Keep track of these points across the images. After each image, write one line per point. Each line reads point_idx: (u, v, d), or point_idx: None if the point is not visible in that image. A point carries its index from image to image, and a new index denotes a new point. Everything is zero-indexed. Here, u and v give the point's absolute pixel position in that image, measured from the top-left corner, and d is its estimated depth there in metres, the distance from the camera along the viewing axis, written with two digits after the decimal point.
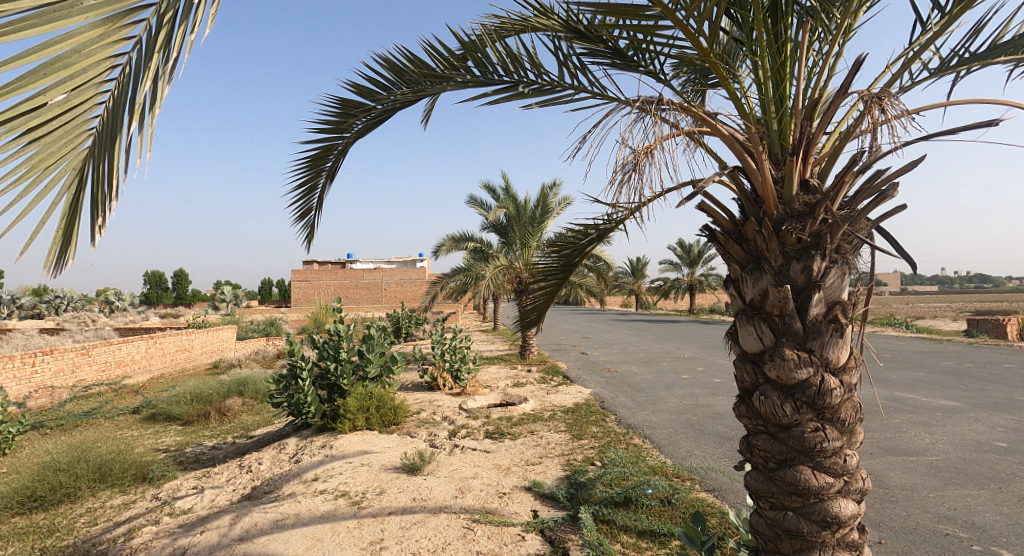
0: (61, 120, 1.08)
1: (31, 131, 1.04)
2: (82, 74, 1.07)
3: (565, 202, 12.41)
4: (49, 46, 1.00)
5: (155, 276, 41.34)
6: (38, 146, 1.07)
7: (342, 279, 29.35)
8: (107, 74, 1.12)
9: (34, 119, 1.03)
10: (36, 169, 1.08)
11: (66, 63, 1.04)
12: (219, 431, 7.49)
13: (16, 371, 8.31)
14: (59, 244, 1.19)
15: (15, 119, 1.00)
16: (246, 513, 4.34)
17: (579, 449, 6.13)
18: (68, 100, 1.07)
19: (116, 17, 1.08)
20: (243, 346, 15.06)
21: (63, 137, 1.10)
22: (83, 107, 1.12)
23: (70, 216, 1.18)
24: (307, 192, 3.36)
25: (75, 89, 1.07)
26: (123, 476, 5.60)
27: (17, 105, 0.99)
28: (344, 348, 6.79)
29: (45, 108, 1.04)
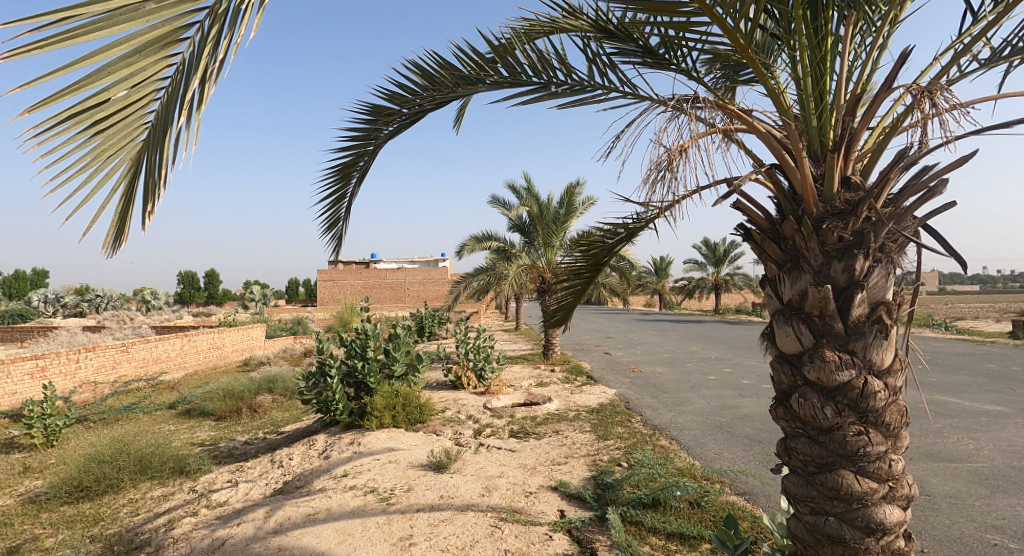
0: (123, 114, 1.14)
1: (94, 123, 1.10)
2: (143, 71, 1.12)
3: (588, 201, 12.37)
4: (114, 46, 1.05)
5: (189, 276, 42.80)
6: (101, 138, 1.13)
7: (366, 279, 29.74)
8: (163, 72, 1.17)
9: (98, 113, 1.09)
10: (98, 158, 1.15)
11: (128, 61, 1.09)
12: (250, 427, 7.70)
13: (62, 367, 8.73)
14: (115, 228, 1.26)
15: (82, 113, 1.06)
16: (279, 507, 4.45)
17: (605, 449, 6.10)
18: (128, 96, 1.13)
19: (175, 19, 1.13)
20: (272, 344, 15.46)
21: (123, 130, 1.16)
22: (142, 102, 1.18)
23: (125, 202, 1.25)
24: (338, 192, 3.42)
25: (135, 86, 1.13)
26: (162, 469, 5.82)
27: (84, 101, 1.06)
28: (371, 347, 6.91)
29: (108, 103, 1.10)
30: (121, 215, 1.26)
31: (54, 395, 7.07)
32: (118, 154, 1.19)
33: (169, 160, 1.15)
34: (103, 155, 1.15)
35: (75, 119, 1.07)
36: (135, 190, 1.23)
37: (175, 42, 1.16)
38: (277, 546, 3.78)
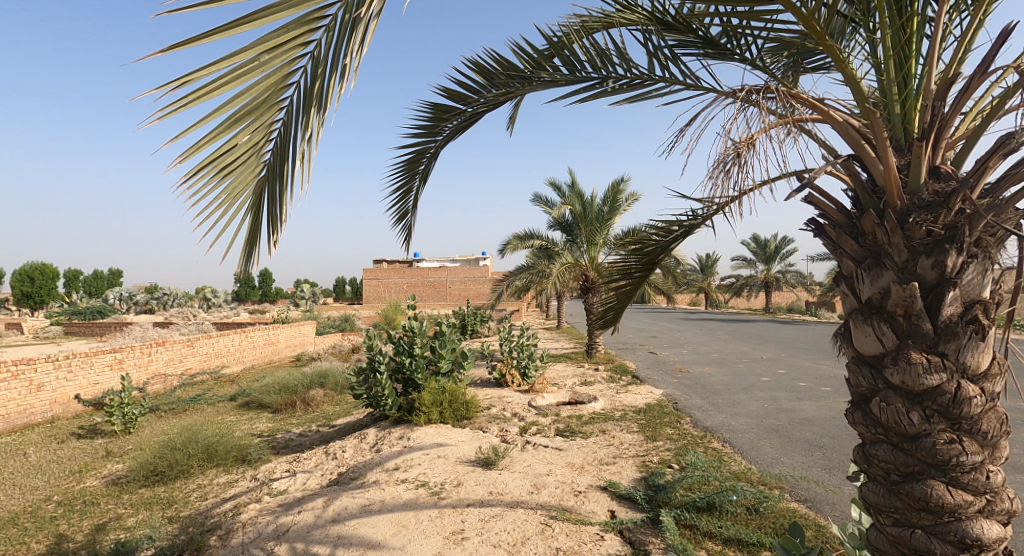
0: (247, 155, 1.31)
1: (226, 167, 1.28)
2: (262, 116, 1.27)
3: (632, 197, 12.15)
4: (236, 97, 1.20)
5: (244, 275, 45.12)
6: (230, 179, 1.32)
7: (409, 278, 30.33)
8: (276, 114, 1.31)
9: (227, 156, 1.27)
10: (231, 196, 1.34)
11: (250, 109, 1.23)
12: (304, 420, 8.04)
13: (137, 359, 9.42)
14: (248, 253, 1.50)
15: (217, 160, 1.24)
16: (336, 497, 4.62)
17: (654, 450, 5.98)
18: (251, 139, 1.28)
19: (285, 65, 1.24)
20: (322, 340, 16.06)
21: (248, 169, 1.34)
22: (261, 143, 1.33)
23: (252, 229, 1.45)
24: (403, 195, 3.52)
25: (256, 129, 1.28)
26: (226, 457, 6.17)
27: (217, 149, 1.24)
28: (418, 344, 7.01)
29: (235, 148, 1.27)
30: (251, 241, 1.48)
31: (131, 386, 7.61)
32: (245, 190, 1.37)
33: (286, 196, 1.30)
34: (234, 193, 1.34)
35: (210, 166, 1.25)
36: (261, 221, 1.43)
37: (284, 84, 1.29)
38: (336, 535, 3.93)
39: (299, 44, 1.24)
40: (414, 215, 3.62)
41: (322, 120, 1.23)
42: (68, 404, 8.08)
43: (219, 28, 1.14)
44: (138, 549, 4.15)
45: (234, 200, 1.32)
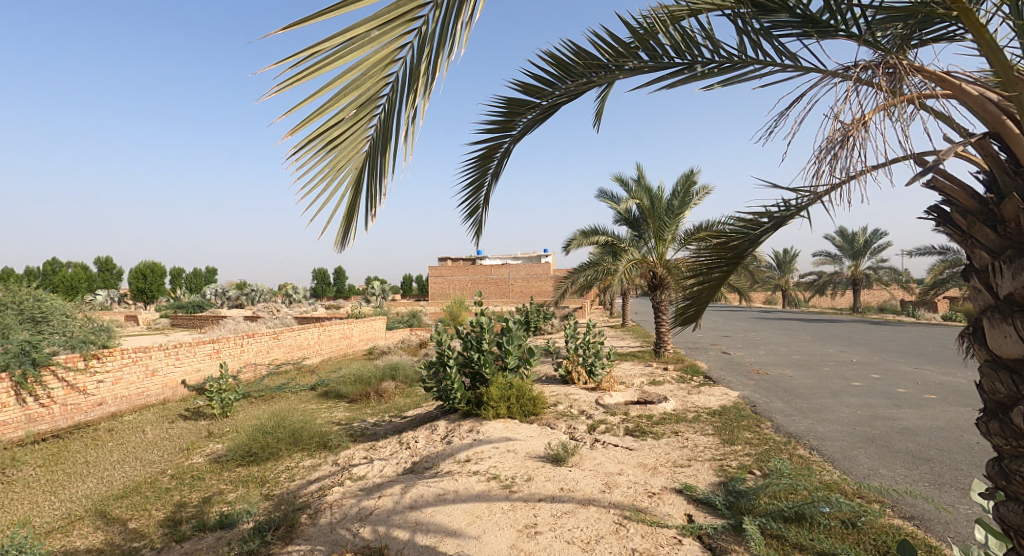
0: (351, 128, 1.37)
1: (332, 141, 1.35)
2: (369, 91, 1.32)
3: (704, 190, 11.59)
4: (347, 72, 1.25)
5: (322, 272, 47.93)
6: (335, 153, 1.40)
7: (473, 275, 30.80)
8: (381, 89, 1.36)
9: (334, 130, 1.34)
10: (334, 170, 1.42)
11: (358, 84, 1.29)
12: (378, 410, 8.41)
13: (232, 349, 10.27)
14: (344, 229, 1.59)
15: (324, 133, 1.32)
16: (413, 484, 4.78)
17: (733, 455, 5.68)
18: (356, 114, 1.34)
19: (393, 41, 1.29)
20: (392, 335, 16.71)
21: (352, 144, 1.41)
22: (365, 119, 1.39)
23: (351, 206, 1.53)
24: (474, 190, 3.57)
25: (362, 104, 1.34)
26: (310, 442, 6.58)
27: (326, 122, 1.31)
28: (486, 339, 7.08)
29: (342, 122, 1.33)
30: (348, 217, 1.56)
31: (227, 374, 8.31)
32: (347, 164, 1.45)
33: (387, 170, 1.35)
34: (337, 166, 1.41)
35: (319, 139, 1.33)
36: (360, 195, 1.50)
37: (391, 61, 1.33)
38: (414, 521, 4.08)
39: (408, 19, 1.27)
40: (484, 210, 3.65)
41: (426, 96, 1.27)
42: (176, 388, 8.96)
43: (337, 5, 1.20)
44: (239, 523, 4.52)
45: (336, 173, 1.40)
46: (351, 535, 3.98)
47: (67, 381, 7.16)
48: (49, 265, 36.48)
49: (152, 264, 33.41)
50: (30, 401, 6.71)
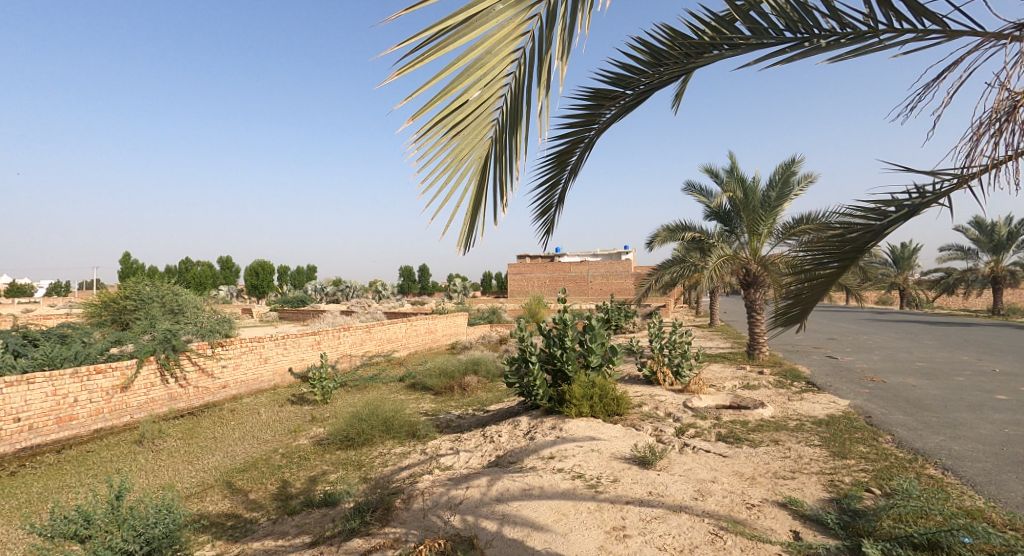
0: (475, 112, 1.39)
1: (456, 125, 1.37)
2: (493, 70, 1.35)
3: (808, 178, 10.56)
4: (473, 49, 1.29)
5: (408, 269, 50.23)
6: (459, 141, 1.41)
7: (552, 272, 30.60)
8: (506, 68, 1.40)
9: (458, 114, 1.35)
10: (457, 159, 1.43)
11: (482, 63, 1.32)
12: (461, 404, 8.61)
13: (330, 341, 11.07)
14: (469, 224, 1.60)
15: (449, 116, 1.34)
16: (499, 478, 4.82)
17: (845, 470, 5.12)
18: (481, 95, 1.36)
19: (518, 16, 1.33)
20: (473, 331, 17.09)
21: (475, 129, 1.43)
22: (490, 102, 1.42)
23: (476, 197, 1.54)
24: (551, 187, 3.47)
25: (486, 85, 1.36)
26: (401, 431, 6.90)
27: (450, 105, 1.32)
28: (569, 336, 6.89)
29: (466, 105, 1.35)
30: (474, 207, 1.57)
31: (327, 363, 8.95)
32: (471, 153, 1.46)
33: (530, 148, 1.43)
34: (460, 153, 1.43)
35: (442, 124, 1.34)
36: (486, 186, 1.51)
37: (516, 38, 1.38)
38: (502, 513, 4.11)
39: None
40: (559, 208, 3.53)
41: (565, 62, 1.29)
42: (284, 375, 9.81)
43: None
44: (340, 502, 4.84)
45: (461, 160, 1.41)
46: (442, 522, 4.09)
47: (198, 364, 8.10)
48: (183, 264, 41.71)
49: (263, 263, 37.01)
50: (171, 381, 7.67)
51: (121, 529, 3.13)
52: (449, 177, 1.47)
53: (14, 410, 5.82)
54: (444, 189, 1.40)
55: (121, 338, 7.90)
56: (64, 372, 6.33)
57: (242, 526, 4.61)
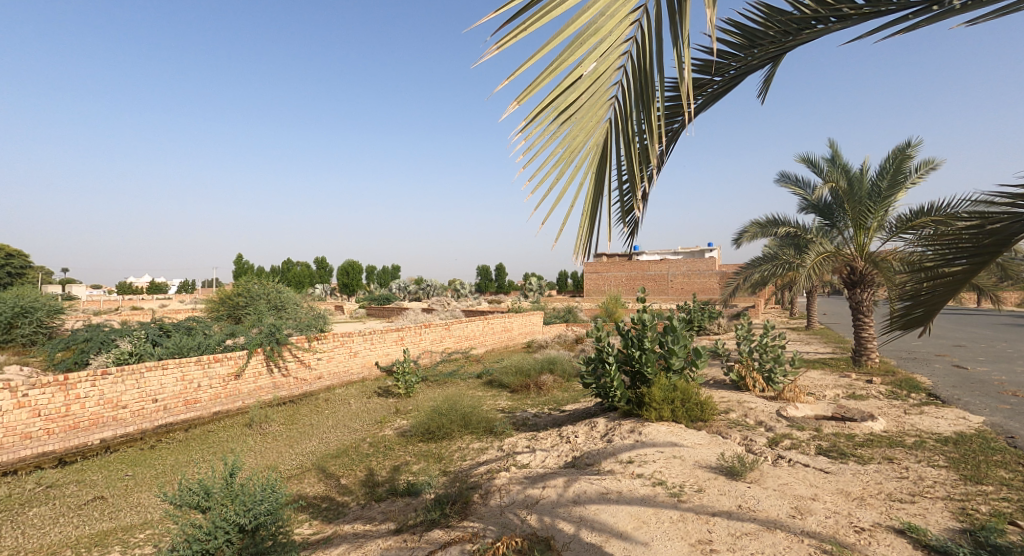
0: (590, 88, 1.31)
1: (569, 106, 1.32)
2: (608, 37, 1.25)
3: (930, 164, 9.25)
4: (584, 13, 1.20)
5: (484, 269, 51.26)
6: (570, 126, 1.35)
7: (629, 270, 29.67)
8: (626, 32, 1.29)
9: (571, 93, 1.29)
10: (571, 144, 1.38)
11: (595, 30, 1.23)
12: (538, 402, 8.55)
13: (412, 337, 11.51)
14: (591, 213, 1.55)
15: (560, 97, 1.29)
16: (576, 479, 4.67)
17: (981, 497, 4.40)
18: (596, 68, 1.28)
19: None
20: (549, 330, 16.99)
21: (589, 109, 1.36)
22: (606, 75, 1.33)
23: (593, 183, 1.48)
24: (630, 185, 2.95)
25: (603, 55, 1.27)
26: (478, 426, 6.97)
27: (562, 84, 1.27)
28: (648, 337, 6.49)
29: (580, 80, 1.28)
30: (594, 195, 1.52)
31: (409, 358, 9.28)
32: (586, 137, 1.40)
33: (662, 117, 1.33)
34: (575, 137, 1.38)
35: (552, 106, 1.30)
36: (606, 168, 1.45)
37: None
38: (579, 516, 3.98)
39: None
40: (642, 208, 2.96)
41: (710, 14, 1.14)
42: (371, 368, 10.33)
43: None
44: (422, 493, 4.96)
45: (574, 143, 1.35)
46: (520, 520, 4.04)
47: (298, 356, 8.72)
48: (285, 264, 45.57)
49: (353, 263, 39.42)
50: (275, 371, 8.34)
51: (233, 503, 3.39)
52: (564, 166, 1.42)
53: (152, 392, 6.57)
54: (558, 177, 1.36)
55: (235, 331, 8.70)
56: (190, 359, 7.08)
57: (334, 509, 4.88)
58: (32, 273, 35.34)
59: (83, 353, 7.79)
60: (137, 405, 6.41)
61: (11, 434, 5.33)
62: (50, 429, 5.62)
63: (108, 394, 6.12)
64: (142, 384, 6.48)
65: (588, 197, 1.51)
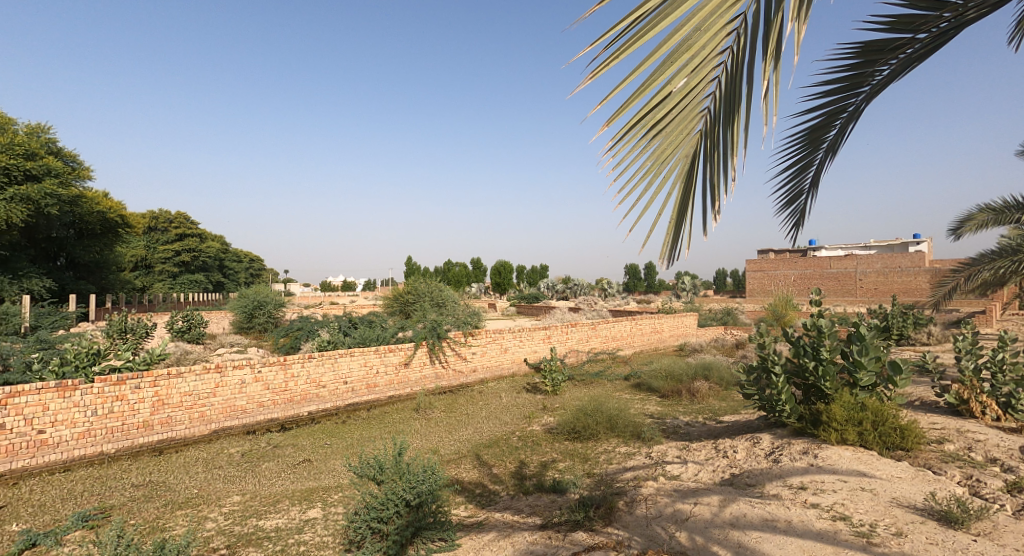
0: (681, 106, 1.07)
1: (656, 124, 1.07)
2: (702, 52, 1.01)
3: None
4: (676, 30, 0.97)
5: (634, 270, 49.81)
6: (661, 139, 1.10)
7: (803, 269, 25.97)
8: (723, 43, 1.05)
9: (659, 111, 1.05)
10: (658, 162, 1.12)
11: (689, 45, 1.00)
12: (690, 410, 7.83)
13: (559, 335, 11.52)
14: (672, 239, 1.22)
15: (646, 115, 1.04)
16: (734, 500, 4.02)
17: None
18: (687, 84, 1.04)
19: None
20: (704, 332, 15.66)
21: (680, 126, 1.10)
22: (700, 87, 1.08)
23: (678, 209, 1.19)
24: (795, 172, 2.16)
25: (695, 69, 1.03)
26: (625, 430, 6.62)
27: (650, 102, 1.03)
28: (826, 347, 5.39)
29: (670, 97, 1.04)
30: (677, 219, 1.19)
31: (556, 356, 9.27)
32: (676, 152, 1.13)
33: (738, 145, 1.07)
34: (661, 157, 1.11)
35: (639, 125, 1.05)
36: (695, 192, 1.17)
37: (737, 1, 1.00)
38: (737, 542, 3.36)
39: None
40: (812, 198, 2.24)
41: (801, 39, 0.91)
42: (520, 364, 10.59)
43: None
44: (567, 491, 4.83)
45: (661, 166, 1.09)
46: (667, 535, 3.63)
47: (455, 350, 9.30)
48: (448, 265, 49.81)
49: (506, 264, 41.31)
50: (437, 362, 8.97)
51: (401, 480, 3.64)
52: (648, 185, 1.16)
53: (343, 374, 7.52)
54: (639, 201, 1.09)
55: (404, 324, 9.62)
56: (371, 349, 7.96)
57: (487, 496, 5.00)
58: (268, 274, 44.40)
59: (296, 339, 9.49)
60: (333, 385, 7.40)
61: (251, 402, 6.49)
62: (275, 400, 6.75)
63: (313, 374, 7.17)
64: (336, 367, 7.45)
65: (671, 221, 1.20)
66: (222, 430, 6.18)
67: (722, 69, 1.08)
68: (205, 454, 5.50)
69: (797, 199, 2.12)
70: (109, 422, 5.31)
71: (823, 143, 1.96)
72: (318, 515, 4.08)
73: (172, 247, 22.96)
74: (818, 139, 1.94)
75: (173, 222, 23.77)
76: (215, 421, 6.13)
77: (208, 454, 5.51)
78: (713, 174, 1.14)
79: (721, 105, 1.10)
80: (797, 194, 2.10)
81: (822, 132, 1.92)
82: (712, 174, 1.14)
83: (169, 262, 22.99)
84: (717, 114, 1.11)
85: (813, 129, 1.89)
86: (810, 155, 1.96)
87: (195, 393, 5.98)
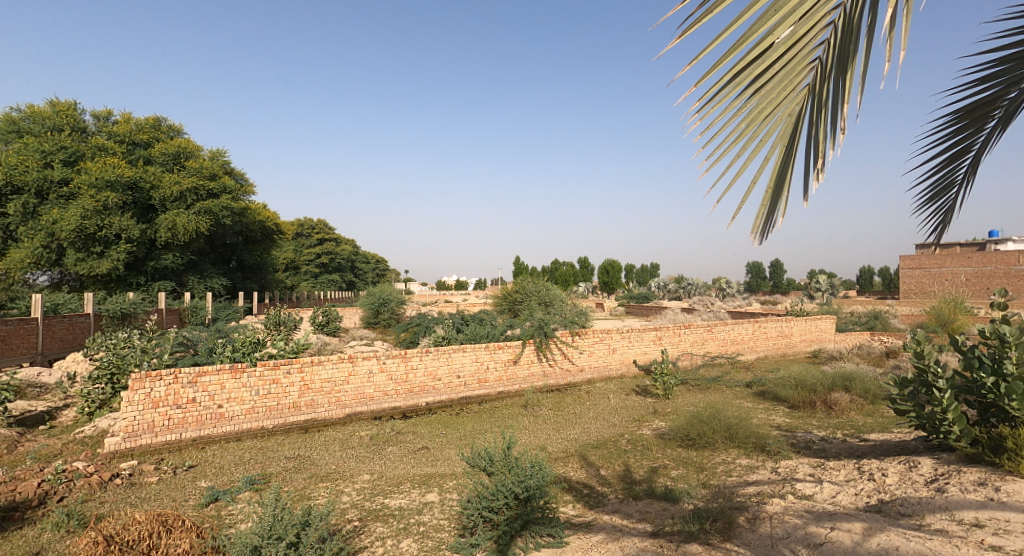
0: (786, 58, 0.93)
1: (755, 80, 0.95)
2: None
3: None
4: None
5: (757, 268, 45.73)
6: (758, 97, 0.97)
7: (978, 266, 21.74)
8: None
9: (758, 65, 0.93)
10: (753, 123, 1.00)
11: None
12: (826, 424, 7.03)
13: (671, 337, 11.04)
14: (766, 210, 1.07)
15: (742, 70, 0.92)
16: (882, 530, 3.54)
17: None
18: (794, 34, 0.91)
19: None
20: (845, 338, 13.88)
21: (784, 81, 0.96)
22: (810, 35, 0.94)
23: (776, 176, 1.04)
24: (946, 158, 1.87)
25: (804, 15, 0.90)
26: (747, 441, 6.15)
27: (747, 53, 0.91)
28: (1012, 359, 4.49)
29: (772, 48, 0.91)
30: (774, 187, 1.04)
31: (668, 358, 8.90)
32: (777, 110, 0.99)
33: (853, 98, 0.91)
34: (757, 119, 0.99)
35: (733, 80, 0.93)
36: (797, 155, 1.01)
37: None
38: None
39: None
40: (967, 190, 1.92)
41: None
42: (630, 365, 10.33)
43: None
44: (680, 501, 4.64)
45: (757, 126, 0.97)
46: None
47: (563, 349, 9.35)
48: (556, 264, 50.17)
49: (615, 263, 40.46)
50: (545, 360, 9.10)
51: (511, 473, 3.76)
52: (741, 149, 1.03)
53: (456, 369, 7.97)
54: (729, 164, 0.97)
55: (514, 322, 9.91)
56: (481, 345, 8.32)
57: (595, 497, 4.98)
58: (392, 274, 48.38)
59: (416, 335, 10.24)
60: (448, 378, 7.88)
61: (378, 391, 7.15)
62: (397, 390, 7.35)
63: (430, 367, 7.70)
64: (450, 362, 7.91)
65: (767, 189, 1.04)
66: (354, 414, 6.89)
67: (841, 11, 0.92)
68: (341, 434, 6.19)
69: (949, 188, 1.83)
70: (268, 401, 6.21)
71: (990, 118, 1.67)
72: (435, 499, 4.39)
73: (314, 250, 25.97)
74: (986, 113, 1.65)
75: (316, 229, 26.94)
76: (348, 406, 6.87)
77: (343, 435, 6.18)
78: (819, 134, 0.98)
79: (838, 54, 0.94)
80: (953, 179, 1.81)
81: (987, 109, 1.64)
82: (820, 133, 0.98)
83: (312, 263, 26.07)
84: (831, 65, 0.96)
85: (976, 105, 1.62)
86: (970, 135, 1.69)
87: (332, 380, 6.74)
